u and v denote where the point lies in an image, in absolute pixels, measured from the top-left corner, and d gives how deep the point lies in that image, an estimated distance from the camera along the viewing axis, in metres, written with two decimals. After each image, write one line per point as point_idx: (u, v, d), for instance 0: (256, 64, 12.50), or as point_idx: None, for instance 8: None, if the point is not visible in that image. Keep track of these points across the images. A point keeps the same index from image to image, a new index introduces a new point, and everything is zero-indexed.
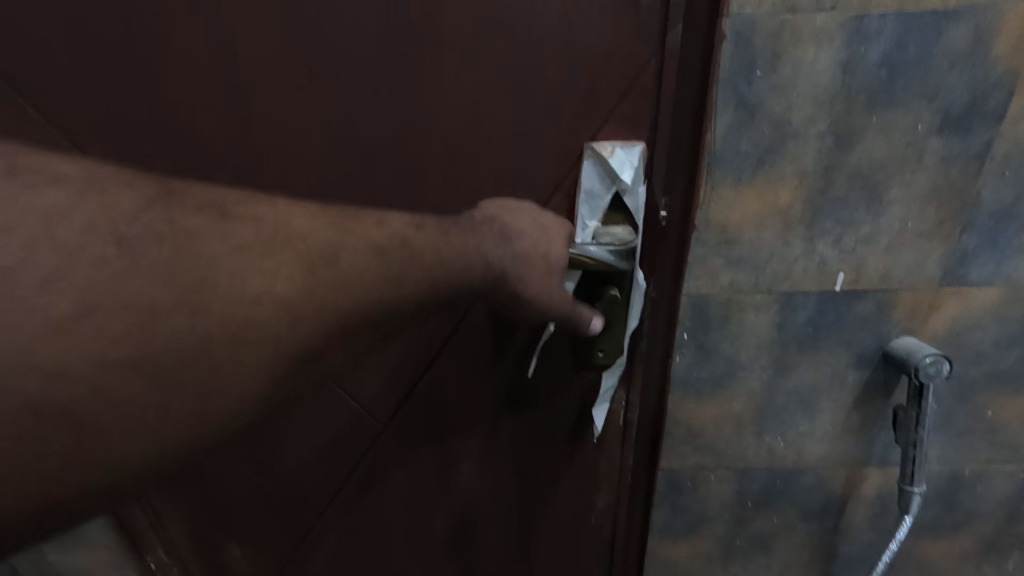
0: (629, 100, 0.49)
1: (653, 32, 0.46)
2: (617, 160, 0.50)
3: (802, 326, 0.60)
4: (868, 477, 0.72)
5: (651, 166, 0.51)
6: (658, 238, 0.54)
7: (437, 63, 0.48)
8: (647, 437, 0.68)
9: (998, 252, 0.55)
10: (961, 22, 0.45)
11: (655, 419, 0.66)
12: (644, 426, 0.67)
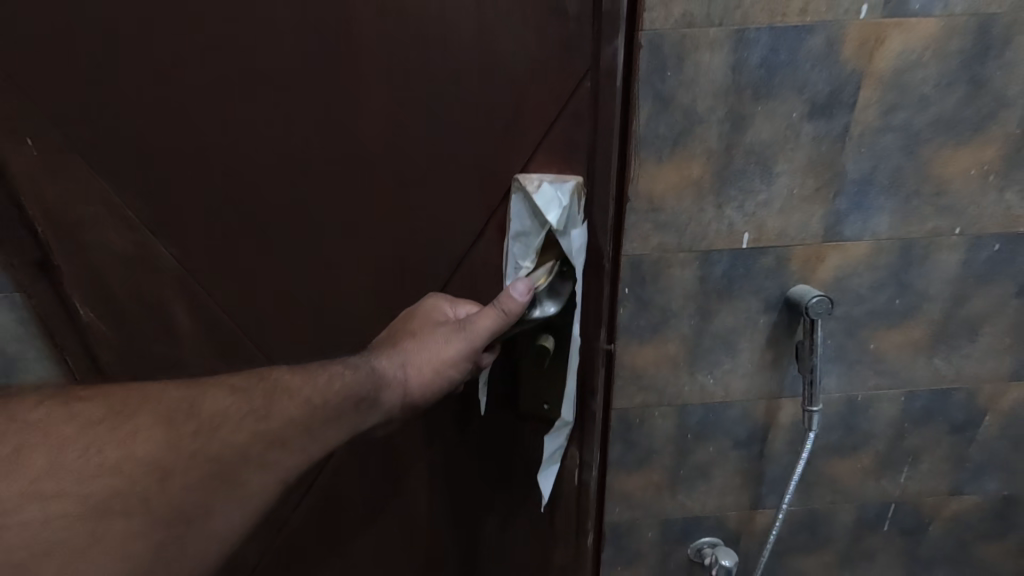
0: (563, 122, 0.59)
1: (579, 63, 0.57)
2: (542, 198, 0.60)
3: (719, 278, 0.73)
4: (783, 407, 0.86)
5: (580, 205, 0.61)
6: (597, 276, 0.66)
7: (400, 85, 0.59)
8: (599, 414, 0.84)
9: (865, 211, 0.70)
10: (818, 33, 0.59)
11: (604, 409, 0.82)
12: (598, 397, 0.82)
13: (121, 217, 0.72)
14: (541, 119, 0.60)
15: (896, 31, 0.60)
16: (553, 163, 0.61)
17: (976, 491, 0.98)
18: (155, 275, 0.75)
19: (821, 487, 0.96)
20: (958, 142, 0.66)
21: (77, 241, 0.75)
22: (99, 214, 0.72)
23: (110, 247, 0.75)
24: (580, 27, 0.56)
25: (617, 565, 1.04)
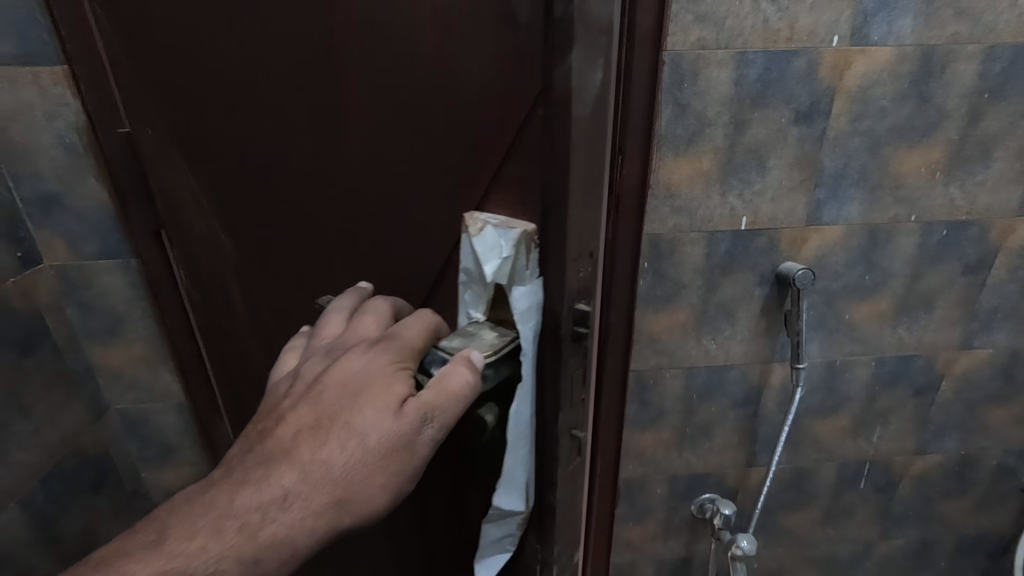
0: (521, 144, 0.57)
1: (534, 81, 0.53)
2: (483, 243, 0.61)
3: (722, 254, 0.89)
4: (774, 370, 1.01)
5: (523, 256, 0.59)
6: (552, 338, 0.62)
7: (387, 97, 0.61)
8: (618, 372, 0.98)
9: (839, 200, 0.86)
10: (801, 56, 0.76)
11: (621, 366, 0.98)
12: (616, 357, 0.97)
13: (196, 204, 0.76)
14: (504, 136, 0.57)
15: (861, 56, 0.76)
16: (506, 202, 0.60)
17: (938, 450, 1.14)
18: (218, 261, 0.80)
19: (806, 445, 1.11)
20: (910, 145, 0.83)
21: (176, 220, 0.78)
22: (184, 199, 0.76)
23: (192, 230, 0.78)
24: (531, 40, 0.51)
25: (630, 520, 1.16)
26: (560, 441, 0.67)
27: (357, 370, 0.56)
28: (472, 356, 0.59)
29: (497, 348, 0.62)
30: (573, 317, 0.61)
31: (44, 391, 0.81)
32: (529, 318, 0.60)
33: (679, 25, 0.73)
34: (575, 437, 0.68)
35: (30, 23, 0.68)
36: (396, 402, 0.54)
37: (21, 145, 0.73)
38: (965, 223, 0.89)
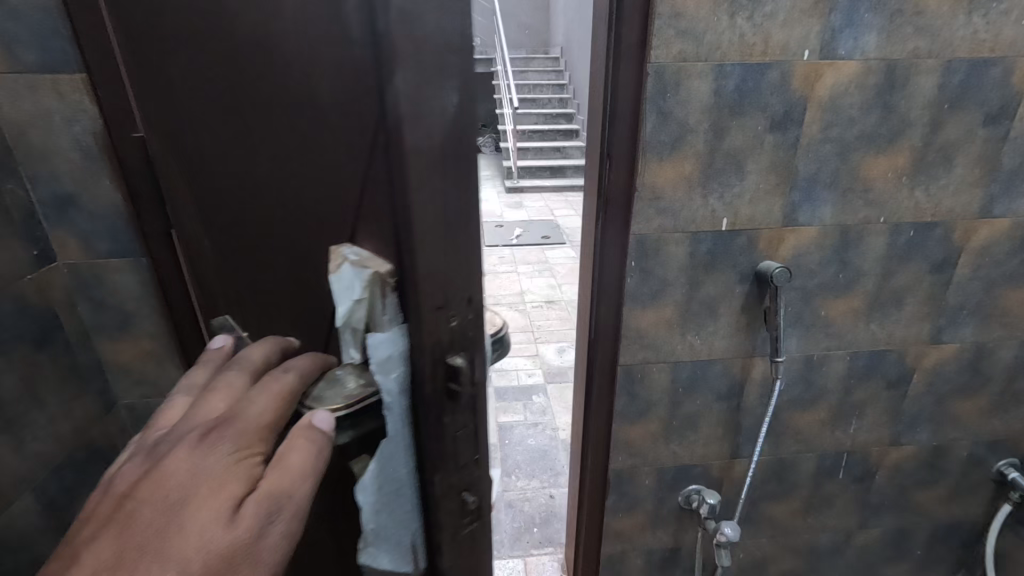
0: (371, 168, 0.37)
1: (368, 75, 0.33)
2: (345, 276, 0.41)
3: (705, 253, 0.94)
4: (756, 364, 1.06)
5: (377, 301, 0.39)
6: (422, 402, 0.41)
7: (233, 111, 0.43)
8: (607, 364, 1.04)
9: (812, 202, 0.92)
10: (775, 69, 0.82)
11: (611, 360, 1.03)
12: (605, 350, 1.02)
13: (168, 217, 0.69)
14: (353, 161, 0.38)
15: (830, 69, 0.82)
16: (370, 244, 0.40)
17: (912, 441, 1.20)
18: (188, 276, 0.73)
19: (787, 437, 1.16)
20: (878, 151, 0.89)
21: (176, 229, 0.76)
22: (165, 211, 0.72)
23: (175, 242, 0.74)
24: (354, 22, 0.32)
25: (620, 510, 1.21)
26: (442, 507, 0.45)
27: (182, 471, 0.38)
28: (315, 420, 0.41)
29: (351, 401, 0.43)
30: (444, 371, 0.40)
31: (57, 384, 0.83)
32: (391, 371, 0.40)
33: (662, 39, 0.78)
34: (468, 506, 0.47)
35: (53, 35, 0.72)
36: (231, 508, 0.37)
37: (40, 148, 0.77)
38: (930, 224, 0.96)
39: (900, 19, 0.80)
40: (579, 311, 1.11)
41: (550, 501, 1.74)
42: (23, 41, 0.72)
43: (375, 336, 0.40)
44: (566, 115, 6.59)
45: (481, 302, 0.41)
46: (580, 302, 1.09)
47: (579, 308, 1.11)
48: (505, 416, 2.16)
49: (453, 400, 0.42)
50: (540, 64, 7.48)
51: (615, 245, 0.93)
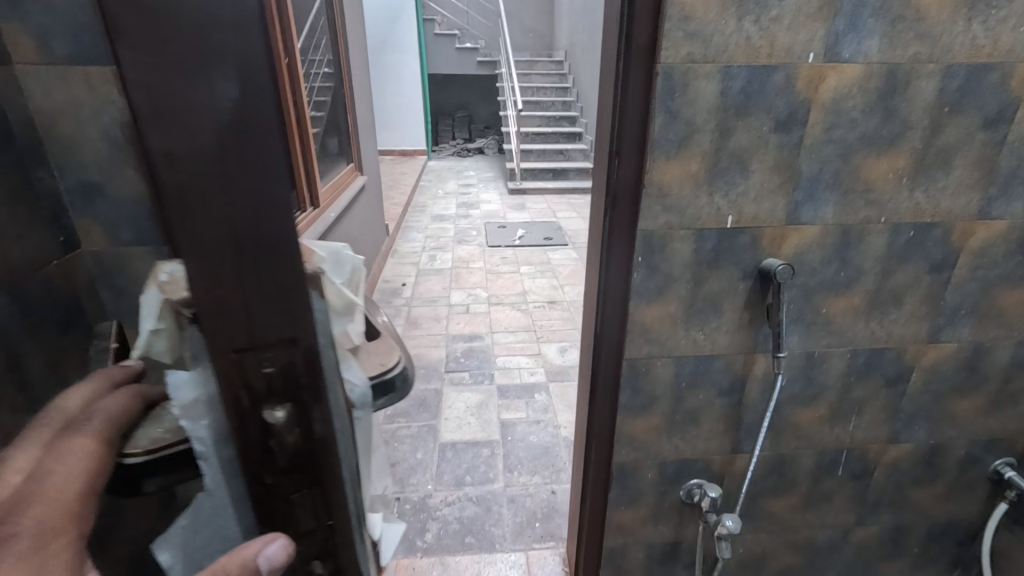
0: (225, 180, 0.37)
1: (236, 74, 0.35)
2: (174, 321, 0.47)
3: (709, 250, 0.97)
4: (758, 361, 1.09)
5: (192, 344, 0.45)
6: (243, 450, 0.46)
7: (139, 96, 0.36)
8: (612, 358, 1.06)
9: (814, 202, 0.94)
10: (780, 71, 0.84)
11: (617, 353, 1.05)
12: (610, 344, 1.05)
13: None
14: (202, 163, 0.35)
15: (833, 72, 0.85)
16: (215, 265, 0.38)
17: (910, 439, 1.22)
18: None
19: (788, 433, 1.18)
20: (879, 152, 0.92)
21: None
22: None
23: None
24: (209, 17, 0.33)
25: (623, 503, 1.23)
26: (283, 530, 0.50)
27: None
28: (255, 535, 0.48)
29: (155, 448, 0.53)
30: (259, 421, 0.44)
31: (79, 368, 0.83)
32: (197, 413, 0.48)
33: (671, 41, 0.81)
34: (301, 547, 0.51)
35: (85, 29, 0.75)
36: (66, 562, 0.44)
37: (68, 137, 0.80)
38: (929, 225, 0.98)
39: (902, 24, 0.83)
40: (585, 307, 1.13)
41: (551, 497, 1.76)
42: (56, 33, 0.74)
43: (177, 378, 0.49)
44: (569, 118, 6.62)
45: (308, 345, 0.43)
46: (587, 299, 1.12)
47: (585, 304, 1.13)
48: (508, 413, 2.18)
49: (280, 449, 0.46)
50: (544, 67, 7.51)
51: (624, 242, 0.95)
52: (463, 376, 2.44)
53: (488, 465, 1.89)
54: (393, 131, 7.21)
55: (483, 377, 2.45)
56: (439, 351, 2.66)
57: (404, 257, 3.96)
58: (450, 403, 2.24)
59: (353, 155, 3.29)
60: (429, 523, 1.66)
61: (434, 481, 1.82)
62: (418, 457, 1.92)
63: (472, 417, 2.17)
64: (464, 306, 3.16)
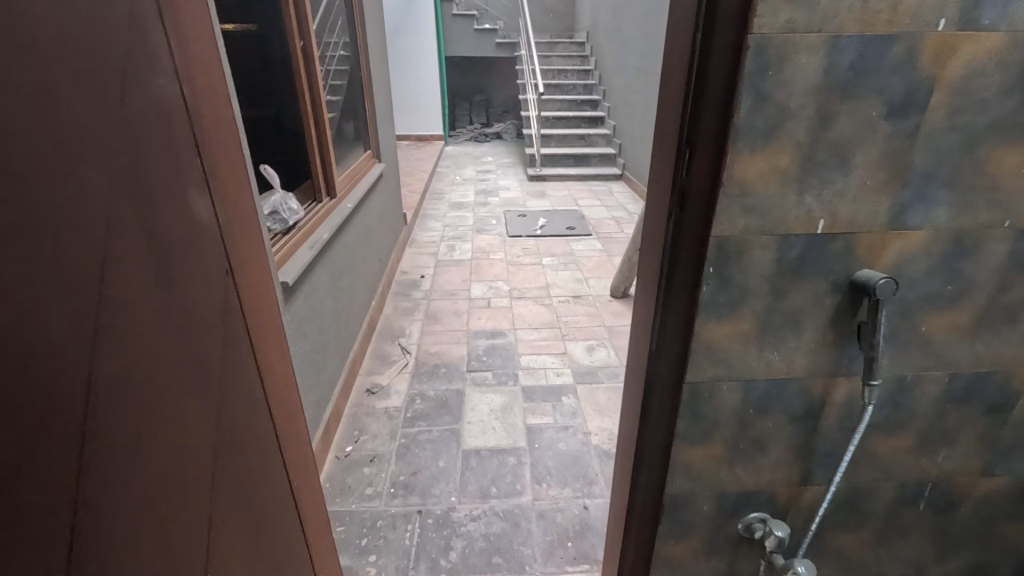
0: None
1: None
2: None
3: (794, 259, 0.82)
4: (839, 385, 0.94)
5: None
6: None
7: None
8: (670, 384, 0.93)
9: (926, 204, 0.79)
10: (901, 42, 0.68)
11: (675, 376, 0.92)
12: (669, 366, 0.91)
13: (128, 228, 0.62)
14: None
15: (967, 42, 0.69)
16: None
17: (1006, 471, 1.07)
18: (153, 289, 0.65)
19: (865, 464, 1.04)
20: (1011, 143, 0.75)
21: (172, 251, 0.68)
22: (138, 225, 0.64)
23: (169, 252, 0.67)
24: None
25: (673, 536, 1.10)
26: None
27: None
28: None
29: None
30: None
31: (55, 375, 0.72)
32: None
33: (768, 5, 0.65)
34: None
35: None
36: None
37: None
38: None
39: None
40: (633, 318, 1.00)
41: (583, 513, 1.64)
42: None
43: None
44: (590, 102, 6.42)
45: None
46: (635, 309, 0.98)
47: (633, 315, 1.00)
48: (534, 418, 2.06)
49: None
50: (565, 48, 7.25)
51: (693, 251, 0.81)
52: (486, 377, 2.32)
53: (515, 475, 1.78)
54: (409, 115, 7.04)
55: (507, 378, 2.33)
56: (460, 348, 2.54)
57: (423, 248, 3.84)
58: (473, 406, 2.13)
59: (371, 141, 3.16)
60: (454, 539, 1.55)
61: (457, 492, 1.71)
62: (440, 465, 1.82)
63: (496, 421, 2.05)
64: (485, 300, 3.03)
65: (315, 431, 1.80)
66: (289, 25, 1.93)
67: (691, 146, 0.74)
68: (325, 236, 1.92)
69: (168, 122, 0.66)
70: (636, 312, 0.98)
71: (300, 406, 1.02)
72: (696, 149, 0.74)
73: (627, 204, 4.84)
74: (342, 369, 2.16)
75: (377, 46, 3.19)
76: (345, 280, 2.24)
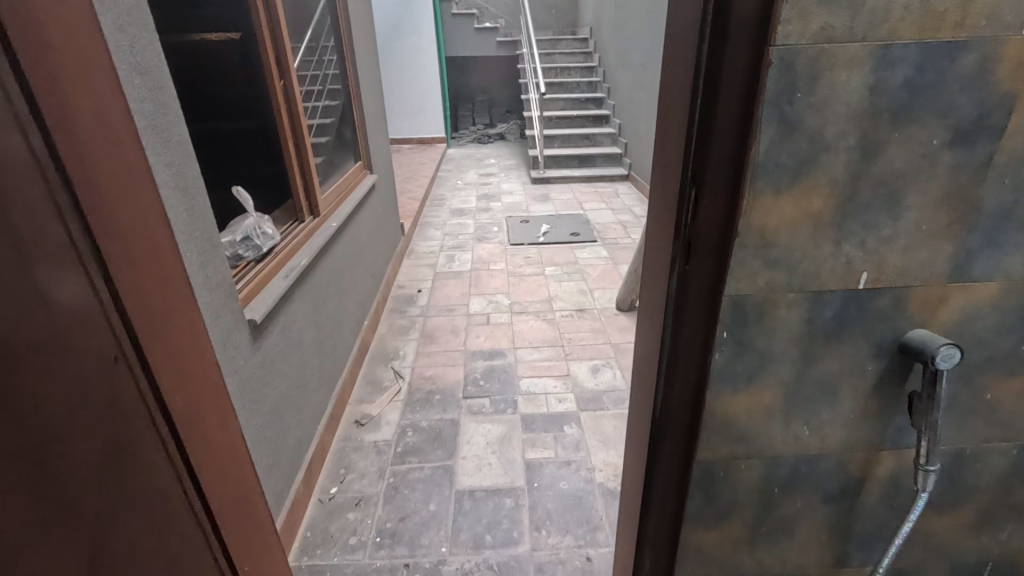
0: None
1: None
2: None
3: (829, 320, 0.66)
4: (883, 459, 0.78)
5: None
6: None
7: None
8: (679, 461, 0.77)
9: (997, 250, 0.62)
10: (972, 51, 0.52)
11: (684, 451, 0.76)
12: (676, 442, 0.76)
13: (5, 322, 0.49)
14: None
15: None
16: None
17: None
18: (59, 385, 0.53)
19: (913, 544, 0.87)
20: None
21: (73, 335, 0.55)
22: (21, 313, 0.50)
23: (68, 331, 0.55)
24: None
25: None
26: None
27: None
28: None
29: None
30: None
31: None
32: None
33: (796, 7, 0.49)
34: None
35: None
36: None
37: None
38: None
39: None
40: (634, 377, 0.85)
41: (586, 565, 1.49)
42: None
43: None
44: (594, 100, 6.23)
45: None
46: (636, 367, 0.84)
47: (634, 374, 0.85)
48: (534, 452, 1.91)
49: None
50: (569, 45, 7.07)
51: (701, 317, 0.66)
52: (483, 404, 2.18)
53: (512, 520, 1.63)
54: (410, 119, 6.91)
55: (506, 405, 2.18)
56: (456, 371, 2.40)
57: (421, 259, 3.70)
58: (468, 438, 1.99)
59: (362, 151, 3.02)
60: None
61: (449, 541, 1.57)
62: (430, 510, 1.68)
63: (493, 455, 1.91)
64: (484, 316, 2.89)
65: (296, 475, 1.67)
66: (260, 32, 1.81)
67: (697, 193, 0.58)
68: (304, 261, 1.79)
69: (16, 183, 0.50)
70: (636, 371, 0.84)
71: (231, 458, 0.91)
72: (703, 197, 0.58)
73: (633, 206, 4.66)
74: (328, 401, 2.02)
75: (367, 51, 3.05)
76: (330, 305, 2.10)
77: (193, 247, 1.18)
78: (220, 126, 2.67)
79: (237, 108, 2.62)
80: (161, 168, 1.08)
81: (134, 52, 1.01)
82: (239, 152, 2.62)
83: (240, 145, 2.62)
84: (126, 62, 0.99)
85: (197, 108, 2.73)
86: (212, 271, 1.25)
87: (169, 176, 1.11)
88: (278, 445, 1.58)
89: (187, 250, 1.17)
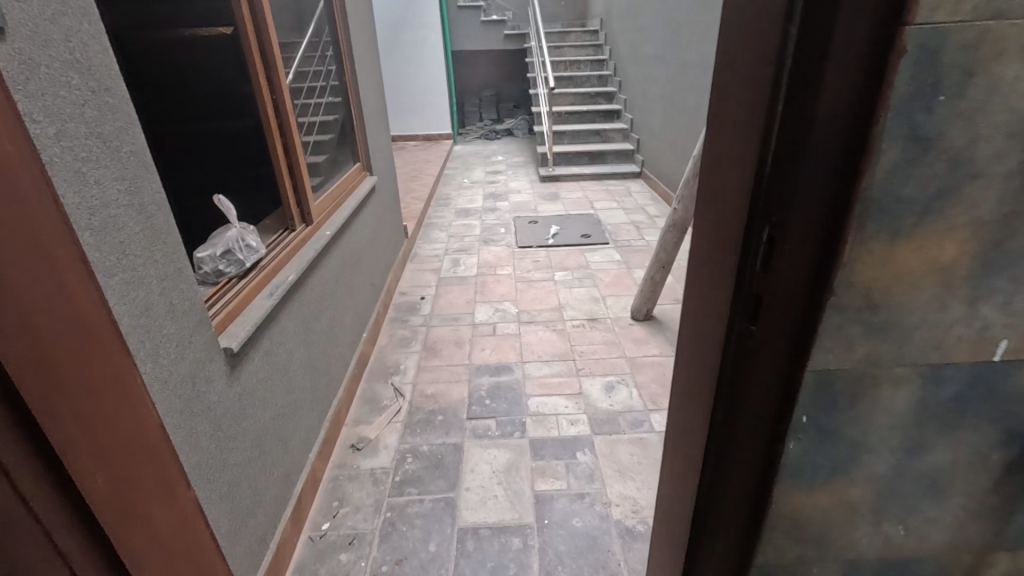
0: None
1: None
2: None
3: (948, 401, 0.48)
4: (996, 564, 0.60)
5: None
6: None
7: None
8: (731, 561, 0.61)
9: None
10: None
11: (739, 551, 0.60)
12: (727, 539, 0.59)
13: None
14: None
15: None
16: None
17: None
18: None
19: None
20: None
21: None
22: None
23: None
24: None
25: None
26: None
27: None
28: None
29: None
30: None
31: None
32: None
33: None
34: None
35: None
36: None
37: None
38: None
39: None
40: (675, 431, 0.71)
41: None
42: None
43: None
44: (605, 94, 6.02)
45: None
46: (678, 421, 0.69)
47: (675, 426, 0.71)
48: (543, 483, 1.75)
49: None
50: (578, 38, 6.86)
51: (777, 399, 0.49)
52: (488, 426, 2.02)
53: (520, 565, 1.48)
54: (415, 115, 6.74)
55: (513, 428, 2.01)
56: (460, 389, 2.24)
57: (425, 263, 3.54)
58: (473, 465, 1.83)
59: (361, 153, 2.86)
60: None
61: None
62: (430, 550, 1.53)
63: (499, 485, 1.75)
64: (490, 326, 2.72)
65: (282, 513, 1.52)
66: (243, 24, 1.65)
67: (777, 239, 0.42)
68: (291, 276, 1.64)
69: None
70: (679, 429, 0.69)
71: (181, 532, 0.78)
72: (785, 246, 0.42)
73: (646, 206, 4.47)
74: (322, 424, 1.88)
75: (366, 45, 2.88)
76: (323, 320, 1.95)
77: (154, 271, 1.03)
78: (199, 128, 2.57)
79: (220, 109, 2.54)
80: (109, 182, 0.92)
81: (72, 48, 0.86)
82: (226, 153, 2.60)
83: (227, 145, 2.59)
84: (62, 59, 0.83)
85: (163, 110, 2.53)
86: (178, 296, 1.10)
87: (120, 192, 0.95)
88: (263, 482, 1.43)
89: (146, 277, 1.00)
